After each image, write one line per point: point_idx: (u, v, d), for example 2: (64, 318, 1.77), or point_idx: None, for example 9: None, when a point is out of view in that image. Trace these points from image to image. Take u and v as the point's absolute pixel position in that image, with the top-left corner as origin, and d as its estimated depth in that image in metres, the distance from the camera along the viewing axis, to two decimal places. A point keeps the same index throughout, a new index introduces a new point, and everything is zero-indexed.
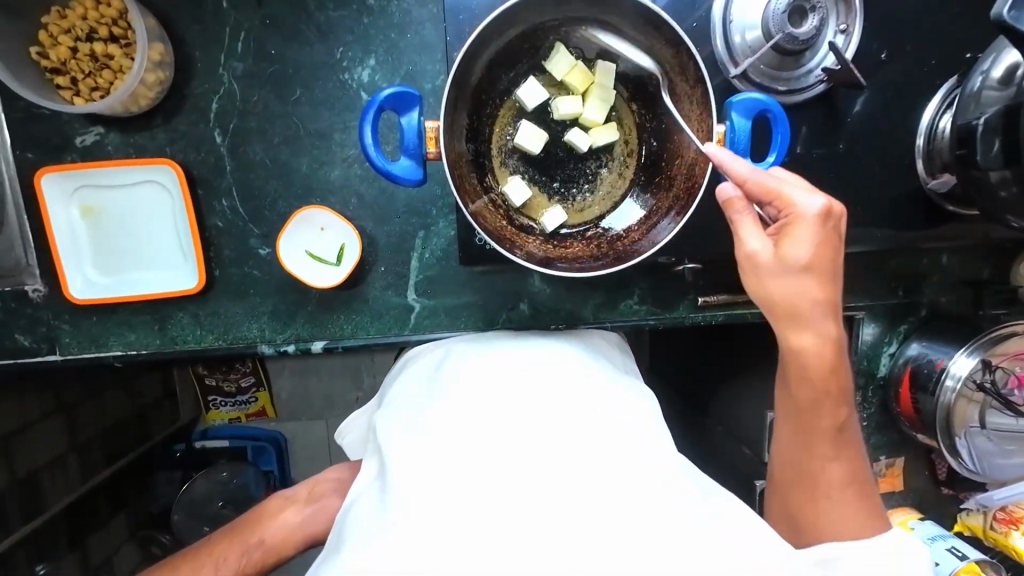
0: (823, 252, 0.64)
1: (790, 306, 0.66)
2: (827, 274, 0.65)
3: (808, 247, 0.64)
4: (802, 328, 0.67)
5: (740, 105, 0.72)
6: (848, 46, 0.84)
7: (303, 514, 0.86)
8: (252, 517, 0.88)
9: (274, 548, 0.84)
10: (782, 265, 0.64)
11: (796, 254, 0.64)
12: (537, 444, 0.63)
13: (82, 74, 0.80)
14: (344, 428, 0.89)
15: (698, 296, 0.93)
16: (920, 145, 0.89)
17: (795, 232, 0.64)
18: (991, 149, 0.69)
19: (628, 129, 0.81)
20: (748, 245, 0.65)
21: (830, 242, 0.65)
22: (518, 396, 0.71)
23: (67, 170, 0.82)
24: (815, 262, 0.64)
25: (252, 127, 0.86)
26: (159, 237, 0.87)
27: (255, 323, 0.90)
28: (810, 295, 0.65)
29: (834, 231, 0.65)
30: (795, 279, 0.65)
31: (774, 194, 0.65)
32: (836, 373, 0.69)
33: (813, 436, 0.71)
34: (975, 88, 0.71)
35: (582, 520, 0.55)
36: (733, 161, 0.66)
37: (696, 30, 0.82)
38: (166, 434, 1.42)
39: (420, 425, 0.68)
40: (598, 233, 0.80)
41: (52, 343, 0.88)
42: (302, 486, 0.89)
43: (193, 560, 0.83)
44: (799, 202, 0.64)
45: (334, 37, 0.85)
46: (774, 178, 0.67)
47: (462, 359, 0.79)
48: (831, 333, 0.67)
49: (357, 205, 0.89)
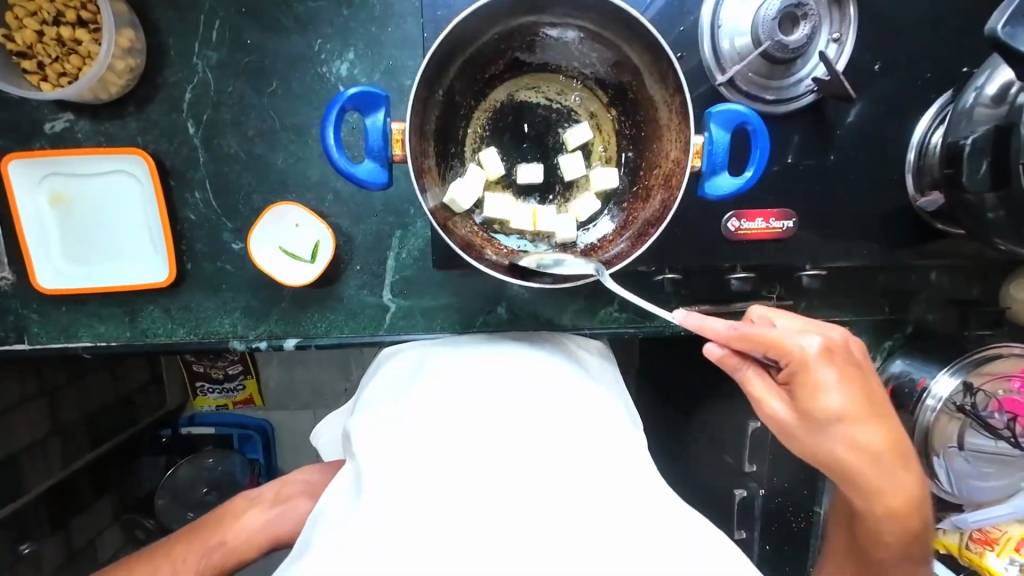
0: (857, 399, 0.61)
1: (838, 462, 0.64)
2: (864, 420, 0.62)
3: (836, 396, 0.60)
4: (862, 471, 0.65)
5: (719, 117, 0.69)
6: (840, 56, 0.81)
7: (265, 517, 0.85)
8: (214, 519, 0.87)
9: (234, 551, 0.83)
10: (813, 425, 0.62)
11: (823, 413, 0.61)
12: (501, 448, 0.61)
13: (49, 59, 0.77)
14: (320, 429, 0.87)
15: (678, 306, 0.90)
16: (910, 160, 0.86)
17: (817, 383, 0.60)
18: (978, 170, 0.67)
19: (607, 135, 0.78)
20: (769, 407, 0.63)
21: (860, 379, 0.62)
22: (490, 396, 0.70)
23: (36, 157, 0.80)
24: (853, 410, 0.61)
25: (226, 119, 0.84)
26: (129, 228, 0.85)
27: (227, 319, 0.89)
28: (865, 444, 0.63)
29: (857, 360, 0.63)
30: (832, 434, 0.62)
31: (770, 346, 0.61)
32: (918, 520, 0.69)
33: (887, 556, 0.73)
34: (968, 105, 0.69)
35: (551, 522, 0.54)
36: (715, 326, 0.64)
37: (682, 33, 0.79)
38: (150, 419, 1.41)
39: (394, 423, 0.67)
40: (570, 244, 0.76)
41: (21, 332, 0.87)
42: (268, 487, 0.89)
43: (149, 562, 0.81)
44: (799, 347, 0.61)
45: (313, 29, 0.82)
46: (759, 326, 0.63)
47: (436, 363, 0.78)
48: (903, 476, 0.66)
49: (333, 201, 0.87)
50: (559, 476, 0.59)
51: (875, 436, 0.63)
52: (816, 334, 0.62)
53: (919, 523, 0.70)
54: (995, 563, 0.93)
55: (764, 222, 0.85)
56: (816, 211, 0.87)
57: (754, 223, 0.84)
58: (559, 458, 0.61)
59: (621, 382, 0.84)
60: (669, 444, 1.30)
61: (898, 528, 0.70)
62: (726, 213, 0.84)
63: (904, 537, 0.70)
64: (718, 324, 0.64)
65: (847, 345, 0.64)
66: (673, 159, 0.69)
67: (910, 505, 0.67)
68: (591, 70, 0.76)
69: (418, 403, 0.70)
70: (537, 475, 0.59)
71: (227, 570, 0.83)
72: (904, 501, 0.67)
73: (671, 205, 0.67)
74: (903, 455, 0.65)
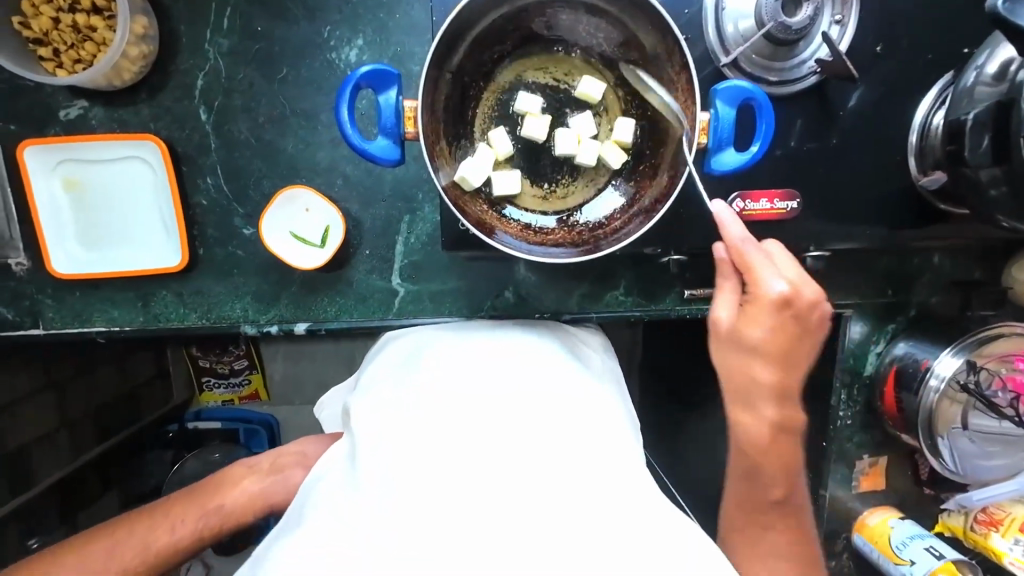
0: (778, 337, 0.73)
1: (737, 373, 0.76)
2: (777, 354, 0.74)
3: (763, 330, 0.73)
4: (752, 392, 0.76)
5: (725, 94, 0.70)
6: (843, 37, 0.82)
7: (262, 484, 0.86)
8: (210, 484, 0.87)
9: (231, 515, 0.84)
10: (735, 335, 0.75)
11: (748, 332, 0.74)
12: (503, 440, 0.61)
13: (64, 46, 0.78)
14: (322, 402, 0.90)
15: (684, 289, 0.94)
16: (913, 142, 0.87)
17: (754, 306, 0.73)
18: (980, 145, 0.68)
19: (613, 117, 0.78)
20: (716, 308, 0.76)
21: (789, 327, 0.73)
22: (491, 384, 0.69)
23: (51, 143, 0.82)
24: (773, 343, 0.73)
25: (237, 106, 0.85)
26: (142, 214, 0.87)
27: (238, 303, 0.91)
28: (761, 372, 0.75)
29: (808, 322, 0.74)
30: (744, 351, 0.75)
31: (746, 266, 0.72)
32: (788, 458, 0.78)
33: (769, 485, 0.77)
34: (969, 84, 0.70)
35: (542, 520, 0.55)
36: (731, 224, 0.73)
37: (687, 16, 0.80)
38: (156, 415, 1.44)
39: (394, 407, 0.67)
40: (578, 221, 0.77)
41: (35, 317, 0.88)
42: (265, 457, 0.90)
43: (148, 520, 0.81)
44: (763, 280, 0.72)
45: (322, 16, 0.83)
46: (759, 252, 0.74)
47: (440, 347, 0.78)
48: (774, 417, 0.77)
49: (342, 186, 0.88)
50: (554, 472, 0.59)
51: (770, 374, 0.75)
52: (786, 283, 0.72)
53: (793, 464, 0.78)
54: (1001, 544, 0.96)
55: (769, 203, 0.86)
56: (821, 193, 0.88)
57: (758, 203, 0.85)
58: (555, 454, 0.61)
59: (618, 375, 0.85)
60: (673, 431, 1.30)
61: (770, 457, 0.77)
62: (730, 194, 0.85)
63: (772, 467, 0.77)
64: (734, 228, 0.73)
65: (813, 309, 0.73)
66: (680, 135, 0.71)
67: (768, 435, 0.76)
68: (598, 50, 0.76)
69: (421, 388, 0.70)
70: (533, 471, 0.59)
71: (221, 535, 0.84)
72: (773, 425, 0.77)
73: (681, 170, 0.70)
74: (789, 393, 0.77)
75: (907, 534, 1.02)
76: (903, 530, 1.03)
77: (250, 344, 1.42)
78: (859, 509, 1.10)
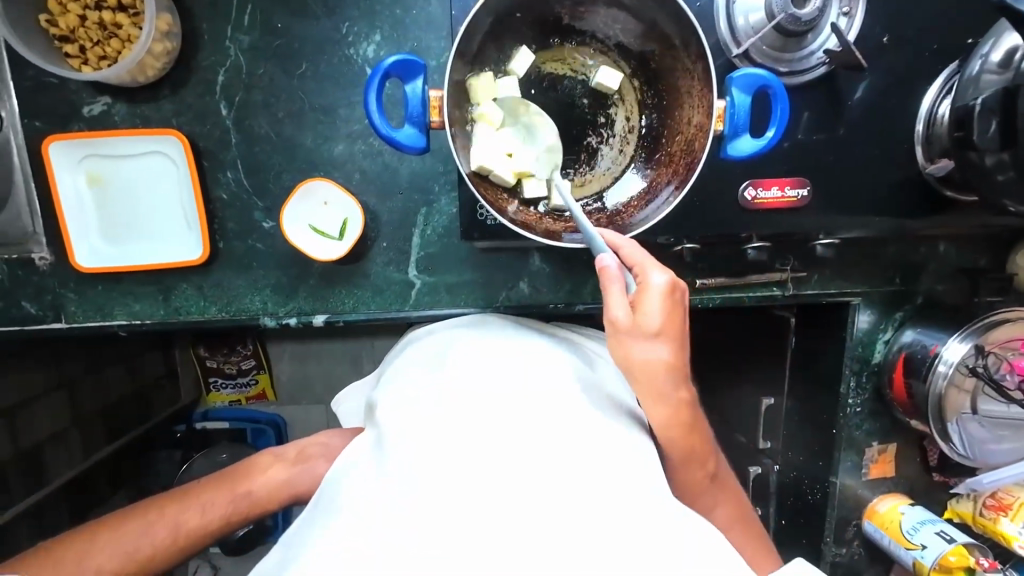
0: (671, 323, 0.67)
1: (644, 371, 0.68)
2: (674, 343, 0.68)
3: (659, 319, 0.66)
4: (660, 387, 0.69)
5: (740, 81, 0.72)
6: (850, 29, 0.84)
7: (289, 473, 0.87)
8: (237, 470, 0.88)
9: (260, 501, 0.85)
10: (638, 331, 0.66)
11: (645, 328, 0.66)
12: (525, 436, 0.60)
13: (90, 43, 0.80)
14: (340, 397, 0.91)
15: (696, 279, 0.95)
16: (919, 131, 0.88)
17: (646, 299, 0.66)
18: (988, 129, 0.70)
19: (630, 106, 0.80)
20: (612, 312, 0.66)
21: (677, 312, 0.68)
22: (512, 379, 0.68)
23: (75, 138, 0.83)
24: (666, 331, 0.67)
25: (257, 101, 0.87)
26: (164, 208, 0.88)
27: (257, 296, 0.92)
28: (659, 362, 0.68)
29: (682, 307, 0.69)
30: (646, 348, 0.67)
31: (638, 264, 0.68)
32: (698, 439, 0.72)
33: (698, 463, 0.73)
34: (975, 73, 0.72)
35: (559, 516, 0.52)
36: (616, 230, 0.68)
37: (699, 8, 0.81)
38: (166, 413, 1.44)
39: (420, 402, 0.67)
40: (597, 209, 0.79)
41: (58, 311, 0.90)
42: (291, 446, 0.91)
43: (178, 502, 0.80)
44: (649, 273, 0.67)
45: (340, 12, 0.85)
46: (643, 251, 0.70)
47: (462, 344, 0.77)
48: (679, 400, 0.70)
49: (360, 180, 0.90)
50: (573, 467, 0.57)
51: (668, 359, 0.68)
52: (664, 272, 0.68)
53: (702, 444, 0.73)
54: (1010, 528, 0.97)
55: (779, 191, 0.87)
56: (831, 183, 0.89)
57: (769, 191, 0.86)
58: (575, 449, 0.59)
59: None
60: None
61: (693, 442, 0.72)
62: (742, 182, 0.86)
63: (695, 447, 0.72)
64: (629, 248, 0.69)
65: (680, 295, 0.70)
66: (696, 123, 0.72)
67: (674, 426, 0.70)
68: (614, 42, 0.78)
69: (444, 385, 0.69)
70: (552, 465, 0.57)
71: (249, 519, 0.85)
72: (669, 417, 0.70)
73: (697, 160, 0.70)
74: (681, 377, 0.70)
75: (919, 519, 1.03)
76: (914, 515, 1.04)
77: (255, 344, 1.43)
78: (869, 496, 1.11)
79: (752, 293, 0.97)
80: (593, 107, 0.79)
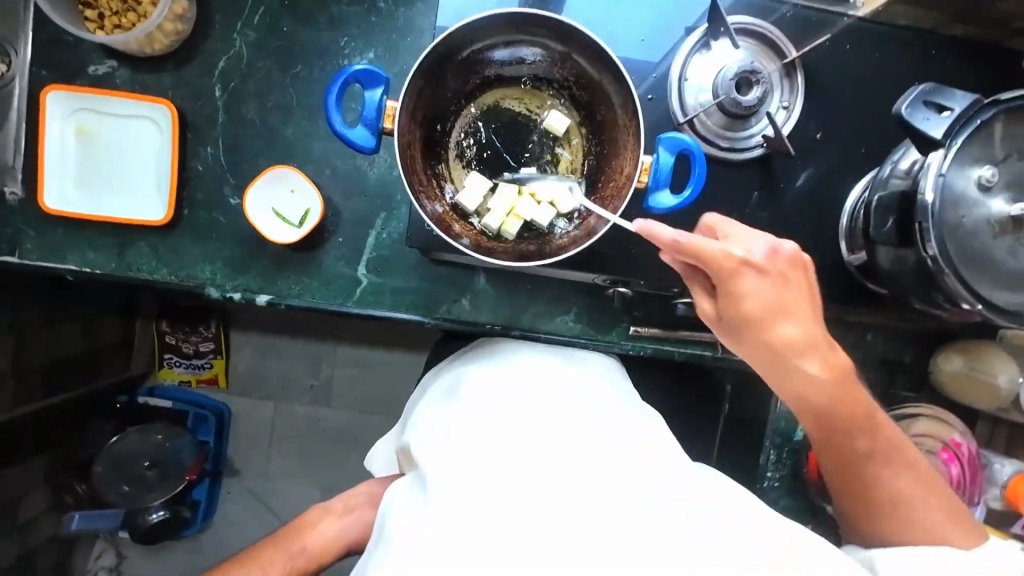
0: (772, 262, 0.71)
1: (778, 355, 0.75)
2: (773, 310, 0.73)
3: (750, 296, 0.72)
4: (785, 360, 0.75)
5: (666, 142, 0.79)
6: (787, 121, 0.93)
7: (340, 525, 0.88)
8: (291, 528, 0.90)
9: (315, 557, 0.86)
10: (742, 315, 0.73)
11: (742, 311, 0.73)
12: (523, 448, 0.63)
13: (110, 12, 0.90)
14: (372, 454, 1.01)
15: (631, 325, 1.00)
16: (844, 224, 0.94)
17: (738, 283, 0.72)
18: (884, 225, 0.76)
19: (574, 151, 0.89)
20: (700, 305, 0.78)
21: (778, 273, 0.72)
22: (525, 408, 0.73)
23: (73, 92, 0.90)
24: (762, 311, 0.72)
25: (250, 89, 0.94)
26: (139, 169, 0.94)
27: (209, 266, 0.96)
28: (783, 337, 0.74)
29: (776, 271, 0.72)
30: (756, 322, 0.74)
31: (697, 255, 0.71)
32: (858, 419, 0.78)
33: (866, 453, 0.80)
34: (884, 176, 0.80)
35: (568, 522, 0.55)
36: (662, 231, 0.70)
37: (653, 79, 0.91)
38: (110, 381, 1.48)
39: (448, 433, 0.71)
40: (530, 236, 0.84)
41: (14, 246, 0.93)
42: (337, 498, 0.92)
43: (238, 566, 0.83)
44: (722, 254, 0.71)
45: (342, 28, 0.94)
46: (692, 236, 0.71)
47: (478, 379, 0.82)
48: (831, 360, 0.76)
49: (329, 176, 0.96)
50: (577, 472, 0.60)
51: (794, 329, 0.74)
52: (741, 249, 0.71)
53: (854, 418, 0.78)
54: None
55: None
56: None
57: None
58: (579, 454, 0.63)
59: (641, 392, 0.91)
60: None
61: (854, 422, 0.79)
62: None
63: (862, 423, 0.79)
64: (664, 231, 0.70)
65: (774, 257, 0.72)
66: (626, 173, 0.78)
67: (819, 389, 0.77)
68: (566, 92, 0.86)
69: (455, 417, 0.74)
70: (561, 473, 0.60)
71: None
72: (830, 368, 0.76)
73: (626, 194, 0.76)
74: (803, 348, 0.75)
75: None
76: None
77: (219, 327, 1.55)
78: None
79: (682, 350, 1.00)
80: (541, 145, 0.88)
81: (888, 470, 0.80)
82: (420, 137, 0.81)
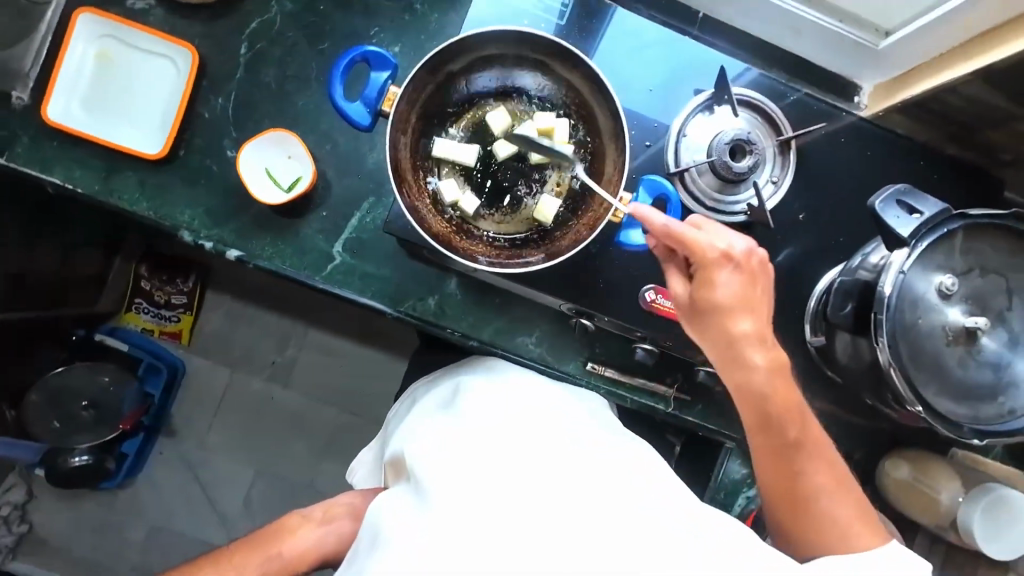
0: (746, 260, 0.77)
1: (729, 347, 0.77)
2: (744, 305, 0.76)
3: (724, 290, 0.76)
4: (738, 352, 0.77)
5: (647, 184, 0.91)
6: (773, 195, 0.96)
7: (319, 534, 0.84)
8: (270, 531, 0.87)
9: (289, 565, 0.82)
10: (705, 300, 0.77)
11: (711, 300, 0.76)
12: (534, 463, 0.60)
13: None
14: (355, 467, 1.01)
15: (589, 361, 1.00)
16: (811, 308, 0.95)
17: (713, 273, 0.76)
18: (844, 308, 0.78)
19: (563, 172, 0.90)
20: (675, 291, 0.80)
21: (749, 273, 0.77)
22: (517, 416, 0.70)
23: (105, 18, 0.93)
24: (733, 302, 0.76)
25: (274, 55, 0.98)
26: (147, 102, 0.96)
27: (189, 210, 0.96)
28: (741, 328, 0.77)
29: (748, 269, 0.77)
30: (717, 310, 0.77)
31: (681, 241, 0.76)
32: (802, 421, 0.77)
33: (803, 467, 0.76)
34: (854, 265, 0.82)
35: (565, 526, 0.54)
36: (653, 216, 0.76)
37: (652, 127, 0.95)
38: (74, 313, 1.41)
39: (441, 439, 0.68)
40: (500, 242, 0.88)
41: (4, 148, 0.93)
42: (318, 506, 0.88)
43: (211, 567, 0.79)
44: (703, 244, 0.76)
45: (375, 19, 0.99)
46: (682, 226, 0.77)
47: (473, 388, 0.80)
48: (775, 357, 0.78)
49: (328, 151, 0.98)
50: (569, 478, 0.59)
51: (749, 322, 0.77)
52: (723, 243, 0.77)
53: (800, 424, 0.77)
54: None
55: None
56: None
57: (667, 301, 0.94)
58: (570, 461, 0.61)
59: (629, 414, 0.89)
60: None
61: (796, 431, 0.76)
62: (645, 284, 0.95)
63: (797, 429, 0.77)
64: (657, 217, 0.76)
65: (749, 256, 0.77)
66: (603, 207, 0.83)
67: (769, 390, 0.76)
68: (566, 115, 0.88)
69: (447, 429, 0.70)
70: (553, 480, 0.58)
71: None
72: (773, 361, 0.77)
73: (599, 223, 0.82)
74: (756, 339, 0.77)
75: None
76: None
77: (197, 283, 1.55)
78: None
79: (635, 397, 0.99)
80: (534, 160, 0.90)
81: (826, 485, 0.76)
82: (417, 129, 0.86)
